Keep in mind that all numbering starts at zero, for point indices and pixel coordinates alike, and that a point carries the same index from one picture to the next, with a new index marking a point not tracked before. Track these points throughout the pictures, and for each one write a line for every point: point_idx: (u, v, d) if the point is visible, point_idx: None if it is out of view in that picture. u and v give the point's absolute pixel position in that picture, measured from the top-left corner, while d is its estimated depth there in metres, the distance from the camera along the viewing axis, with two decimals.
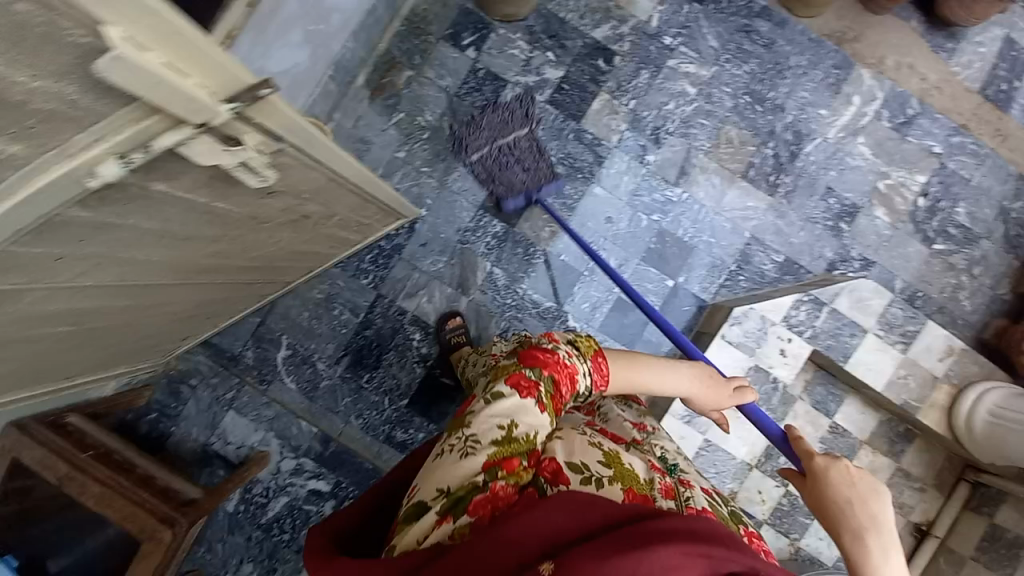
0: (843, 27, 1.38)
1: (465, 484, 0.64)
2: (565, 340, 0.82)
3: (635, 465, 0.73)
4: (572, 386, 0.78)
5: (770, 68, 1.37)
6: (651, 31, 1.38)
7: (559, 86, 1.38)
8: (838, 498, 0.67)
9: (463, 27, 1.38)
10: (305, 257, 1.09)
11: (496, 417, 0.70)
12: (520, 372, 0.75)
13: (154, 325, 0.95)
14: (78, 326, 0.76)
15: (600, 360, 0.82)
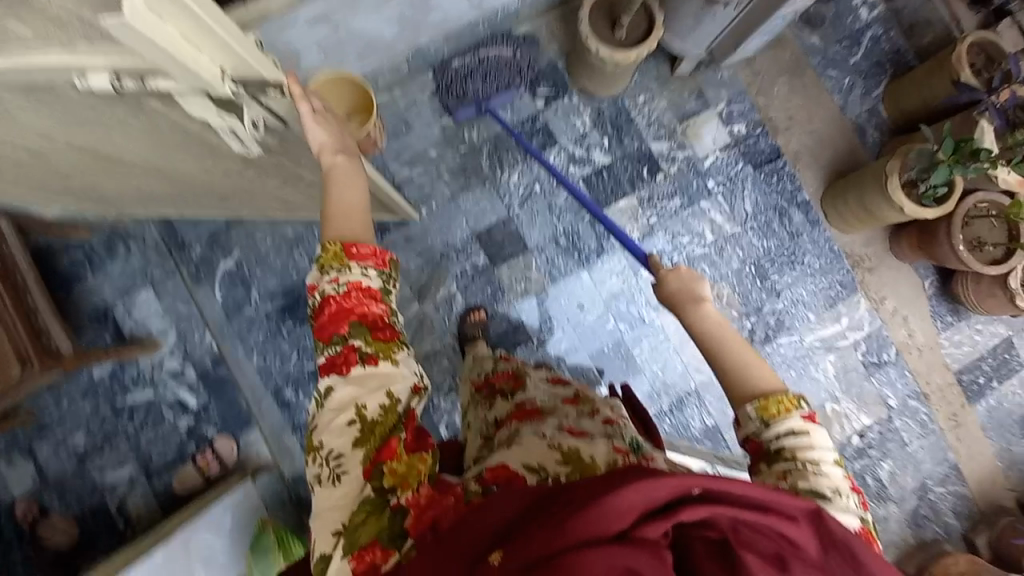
0: (864, 255, 1.43)
1: (359, 512, 0.62)
2: (319, 275, 0.72)
3: (593, 451, 0.70)
4: (377, 300, 0.72)
5: (784, 254, 1.42)
6: (701, 168, 1.44)
7: (598, 170, 1.43)
8: (678, 290, 0.84)
9: (544, 77, 1.44)
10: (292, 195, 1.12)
11: (342, 415, 0.66)
12: (331, 354, 0.69)
13: (117, 186, 0.96)
14: (33, 158, 0.75)
15: (356, 252, 0.72)
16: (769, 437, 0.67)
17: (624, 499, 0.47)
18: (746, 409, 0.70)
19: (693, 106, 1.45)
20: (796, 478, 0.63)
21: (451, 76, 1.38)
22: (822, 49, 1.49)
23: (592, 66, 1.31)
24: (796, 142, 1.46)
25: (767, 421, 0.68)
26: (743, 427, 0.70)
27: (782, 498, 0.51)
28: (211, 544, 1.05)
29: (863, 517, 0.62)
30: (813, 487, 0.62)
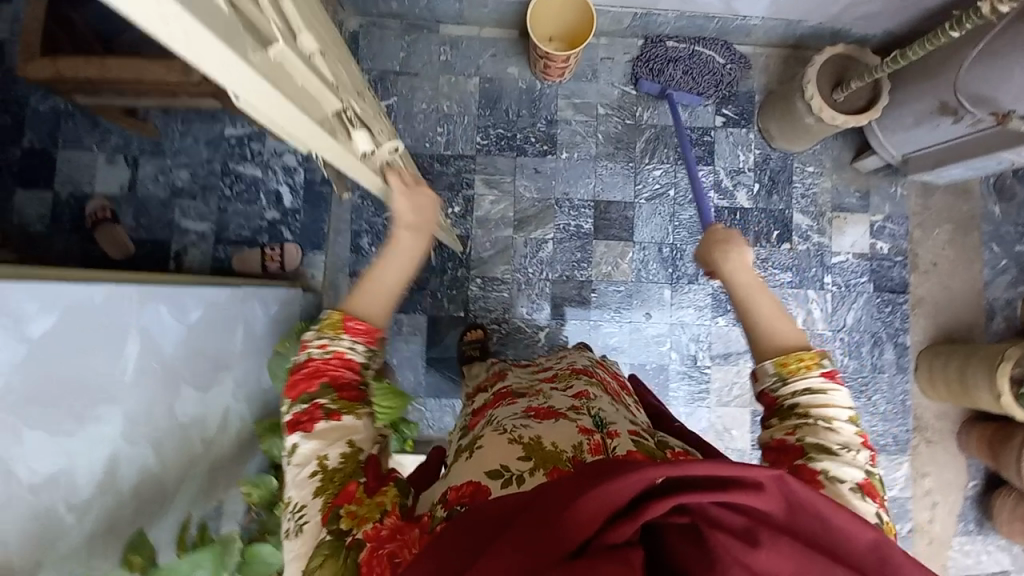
0: (930, 425, 1.39)
1: (323, 550, 0.58)
2: (308, 338, 0.70)
3: (556, 437, 0.65)
4: (354, 366, 0.69)
5: (857, 380, 1.39)
6: (827, 261, 1.42)
7: (733, 209, 1.43)
8: (721, 247, 0.80)
9: (736, 103, 1.44)
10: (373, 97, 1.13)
11: (303, 474, 0.63)
12: (292, 415, 0.66)
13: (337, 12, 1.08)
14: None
15: (351, 321, 0.70)
16: (785, 394, 0.68)
17: (588, 505, 0.44)
18: (765, 366, 0.70)
19: (853, 203, 1.43)
20: (804, 432, 0.63)
21: (662, 50, 1.39)
22: (998, 221, 1.44)
23: (794, 114, 1.29)
24: (927, 289, 1.43)
25: (784, 377, 0.68)
26: (761, 381, 0.70)
27: (750, 471, 0.46)
28: (255, 316, 1.07)
29: (870, 472, 0.61)
30: (820, 441, 0.62)
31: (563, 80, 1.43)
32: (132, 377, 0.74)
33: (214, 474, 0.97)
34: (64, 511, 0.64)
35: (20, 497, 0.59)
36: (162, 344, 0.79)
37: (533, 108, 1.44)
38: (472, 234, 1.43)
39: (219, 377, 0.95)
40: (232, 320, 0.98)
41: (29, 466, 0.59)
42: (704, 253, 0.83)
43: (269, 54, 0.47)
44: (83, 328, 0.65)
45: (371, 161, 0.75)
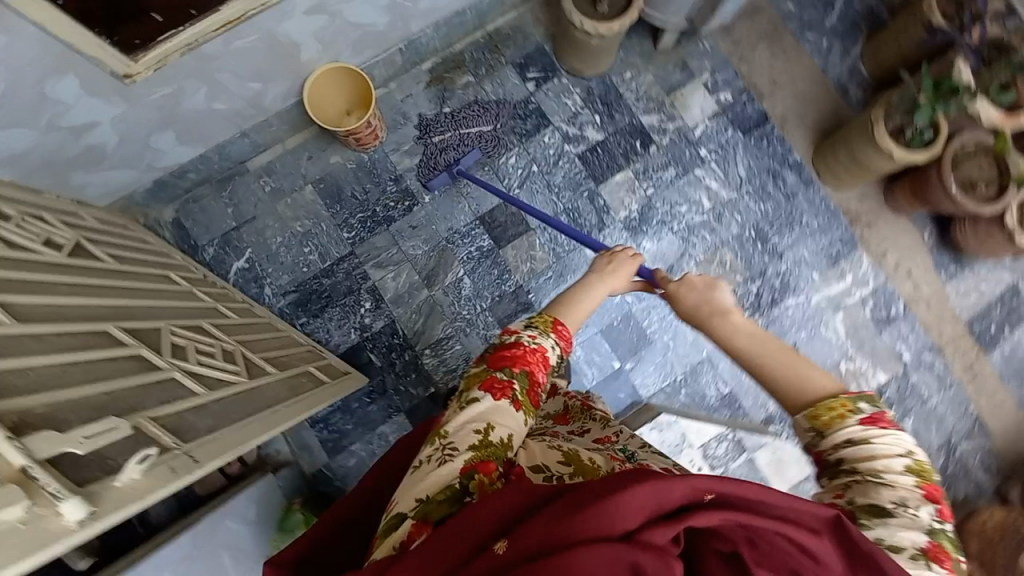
0: (862, 211, 1.46)
1: (442, 492, 0.63)
2: (523, 327, 0.81)
3: (594, 458, 0.76)
4: (544, 369, 0.78)
5: (782, 216, 1.44)
6: (693, 138, 1.47)
7: (593, 147, 1.47)
8: (696, 302, 0.81)
9: (534, 62, 1.49)
10: (182, 318, 0.98)
11: (472, 422, 0.69)
12: (492, 375, 0.74)
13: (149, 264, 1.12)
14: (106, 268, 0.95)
15: (561, 328, 0.82)
16: (827, 448, 0.64)
17: (635, 495, 0.47)
18: (800, 420, 0.66)
19: (680, 79, 1.50)
20: (852, 493, 0.60)
21: (432, 149, 1.44)
22: (797, 14, 1.54)
23: (580, 44, 1.35)
24: (783, 106, 1.50)
25: (823, 431, 0.64)
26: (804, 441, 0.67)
27: (804, 508, 0.51)
28: (237, 534, 1.04)
29: (934, 531, 0.56)
30: (873, 503, 0.58)
31: (382, 138, 1.44)
32: None
33: None
34: None
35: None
36: None
37: (374, 177, 1.44)
38: (396, 316, 1.41)
39: None
40: (212, 557, 0.97)
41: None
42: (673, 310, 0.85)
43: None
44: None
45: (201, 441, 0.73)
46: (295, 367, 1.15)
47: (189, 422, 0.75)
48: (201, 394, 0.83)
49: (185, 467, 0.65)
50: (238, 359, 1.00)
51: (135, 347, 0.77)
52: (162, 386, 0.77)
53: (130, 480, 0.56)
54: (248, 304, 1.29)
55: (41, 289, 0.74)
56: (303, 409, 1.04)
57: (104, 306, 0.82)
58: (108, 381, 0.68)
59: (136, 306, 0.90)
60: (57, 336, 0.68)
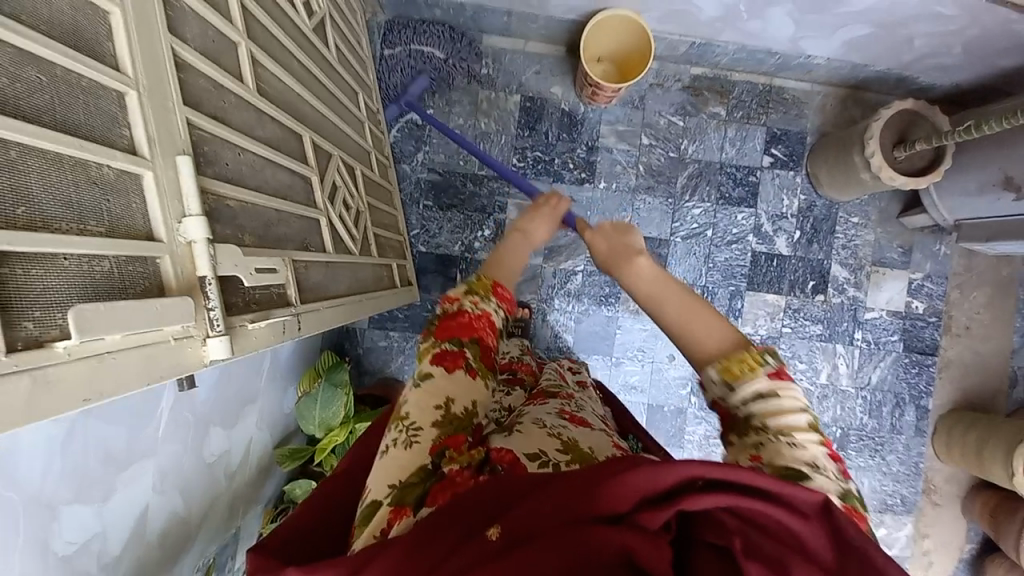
0: (939, 486, 1.40)
1: (414, 472, 0.63)
2: (461, 292, 0.76)
3: (591, 445, 0.70)
4: (492, 331, 0.75)
5: (874, 439, 1.39)
6: (860, 316, 1.39)
7: (771, 256, 1.39)
8: (609, 249, 0.73)
9: (786, 143, 1.39)
10: (347, 152, 0.95)
11: (428, 401, 0.67)
12: (441, 350, 0.71)
13: (350, 74, 1.07)
14: (324, 63, 0.91)
15: (501, 289, 0.79)
16: (737, 402, 0.57)
17: (619, 485, 0.44)
18: (707, 374, 0.58)
19: (893, 259, 1.39)
20: (770, 455, 0.53)
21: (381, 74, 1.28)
22: None
23: (850, 167, 1.24)
24: (957, 351, 1.40)
25: (732, 385, 0.57)
26: (709, 390, 0.60)
27: (793, 489, 0.44)
28: (284, 347, 1.05)
29: (848, 494, 0.51)
30: (789, 465, 0.51)
31: (608, 105, 1.37)
32: (165, 429, 0.73)
33: (235, 502, 0.97)
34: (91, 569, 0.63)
35: (56, 567, 0.58)
36: (192, 392, 0.78)
37: (574, 132, 1.38)
38: None
39: (245, 412, 0.95)
40: (258, 355, 0.96)
41: (65, 538, 0.59)
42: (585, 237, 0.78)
43: (70, 340, 0.32)
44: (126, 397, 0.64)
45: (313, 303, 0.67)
46: (387, 258, 1.10)
47: (310, 277, 0.69)
48: (329, 253, 0.77)
49: (291, 332, 0.59)
50: (361, 228, 0.93)
51: (310, 171, 0.73)
52: (310, 224, 0.71)
53: (260, 329, 0.51)
54: (388, 162, 1.27)
55: (280, 59, 0.71)
56: (377, 308, 0.99)
57: (308, 108, 0.79)
58: (281, 196, 0.64)
59: (325, 120, 0.86)
60: (272, 122, 0.65)
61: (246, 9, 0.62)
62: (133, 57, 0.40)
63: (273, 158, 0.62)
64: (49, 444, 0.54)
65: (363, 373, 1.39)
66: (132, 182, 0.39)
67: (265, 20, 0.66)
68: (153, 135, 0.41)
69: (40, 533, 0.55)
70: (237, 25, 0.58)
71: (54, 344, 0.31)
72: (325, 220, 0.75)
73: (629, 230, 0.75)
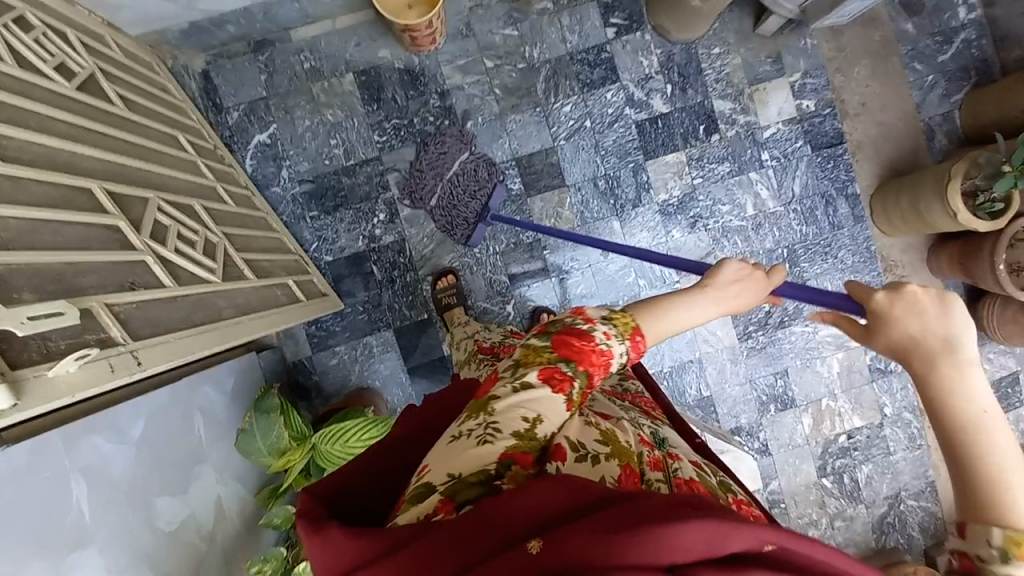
0: (899, 260, 1.41)
1: (474, 473, 0.57)
2: (601, 320, 0.72)
3: (626, 436, 0.70)
4: (608, 373, 0.71)
5: (820, 244, 1.39)
6: (759, 138, 1.38)
7: (654, 119, 1.38)
8: (913, 336, 0.55)
9: (622, 7, 1.37)
10: (178, 192, 0.94)
11: (522, 407, 0.63)
12: (555, 365, 0.67)
13: (159, 119, 1.05)
14: (114, 119, 0.89)
15: (640, 338, 0.71)
16: None
17: (694, 535, 0.43)
18: (990, 532, 0.47)
19: (768, 71, 1.38)
20: None
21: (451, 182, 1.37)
22: (913, 39, 1.40)
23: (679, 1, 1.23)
24: (863, 130, 1.40)
25: None
26: (967, 542, 0.48)
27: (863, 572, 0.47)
28: (212, 399, 1.04)
29: None
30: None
31: (439, 46, 1.34)
32: (93, 515, 0.72)
33: (229, 555, 0.99)
34: None
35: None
36: (112, 470, 0.77)
37: (419, 86, 1.35)
38: (407, 236, 1.37)
39: (196, 471, 0.95)
40: (184, 416, 0.95)
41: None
42: (868, 330, 0.58)
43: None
44: (16, 496, 0.63)
45: (156, 338, 0.69)
46: (276, 278, 1.10)
47: (147, 313, 0.70)
48: (170, 287, 0.77)
49: (126, 367, 0.62)
50: (220, 257, 0.93)
51: (115, 217, 0.73)
52: (130, 267, 0.72)
53: (65, 373, 0.53)
54: (249, 191, 1.25)
55: (34, 124, 0.69)
56: (275, 328, 1.00)
57: (98, 161, 0.77)
58: (74, 249, 0.64)
59: (133, 170, 0.85)
60: (38, 185, 0.65)
61: None
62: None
63: (48, 217, 0.63)
64: None
65: (329, 396, 1.38)
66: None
67: None
68: None
69: None
70: None
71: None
72: (151, 258, 0.75)
73: (955, 309, 0.54)
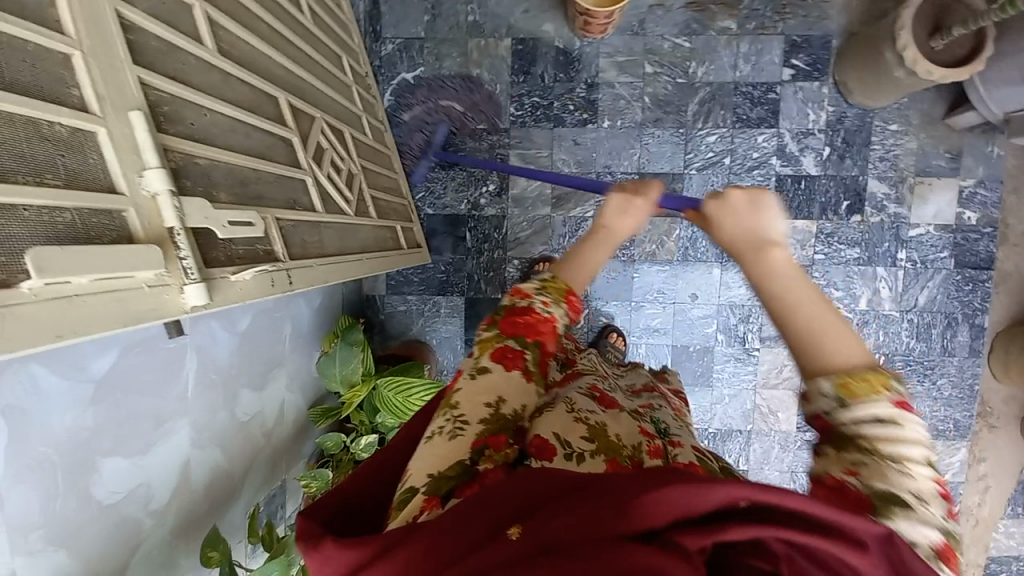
0: (998, 409, 1.30)
1: (451, 465, 0.54)
2: (536, 289, 0.68)
3: (621, 429, 0.63)
4: (557, 339, 0.67)
5: (921, 364, 1.29)
6: (903, 235, 1.27)
7: (797, 179, 1.29)
8: (735, 229, 0.58)
9: (809, 50, 1.26)
10: (334, 115, 0.95)
11: (484, 394, 0.59)
12: (502, 345, 0.63)
13: (330, 34, 1.06)
14: (300, 24, 0.90)
15: (575, 298, 0.69)
16: (845, 420, 0.47)
17: (657, 496, 0.39)
18: (822, 384, 0.48)
19: (942, 166, 1.25)
20: (871, 474, 0.45)
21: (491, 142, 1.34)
22: None
23: (879, 66, 1.11)
24: (1018, 262, 1.26)
25: (847, 403, 0.47)
26: (812, 402, 0.49)
27: (855, 519, 0.39)
28: (302, 313, 1.11)
29: (947, 530, 0.44)
30: (891, 490, 0.44)
31: (605, 36, 1.28)
32: (193, 392, 0.80)
33: (277, 458, 1.06)
34: (143, 513, 0.72)
35: (103, 513, 0.67)
36: (217, 356, 0.84)
37: (570, 71, 1.30)
38: (509, 214, 1.37)
39: (274, 374, 1.02)
40: (279, 321, 1.02)
41: (105, 491, 0.66)
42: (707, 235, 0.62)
43: (34, 280, 0.37)
44: (145, 360, 0.70)
45: (297, 255, 0.70)
46: (389, 221, 1.12)
47: (299, 235, 0.73)
48: (319, 212, 0.80)
49: (282, 285, 0.64)
50: (356, 190, 0.95)
51: (291, 133, 0.76)
52: (293, 183, 0.75)
53: (242, 280, 0.56)
54: (383, 127, 1.25)
55: (247, 22, 0.71)
56: (381, 270, 1.02)
57: (285, 72, 0.80)
58: (258, 156, 0.67)
59: (305, 84, 0.86)
60: (241, 85, 0.67)
61: None
62: (75, 17, 0.44)
63: (246, 119, 0.66)
64: (80, 402, 0.62)
65: (387, 339, 1.44)
66: (87, 138, 0.44)
67: None
68: (103, 93, 0.46)
69: (87, 482, 0.64)
70: None
71: (19, 285, 0.37)
72: (310, 179, 0.78)
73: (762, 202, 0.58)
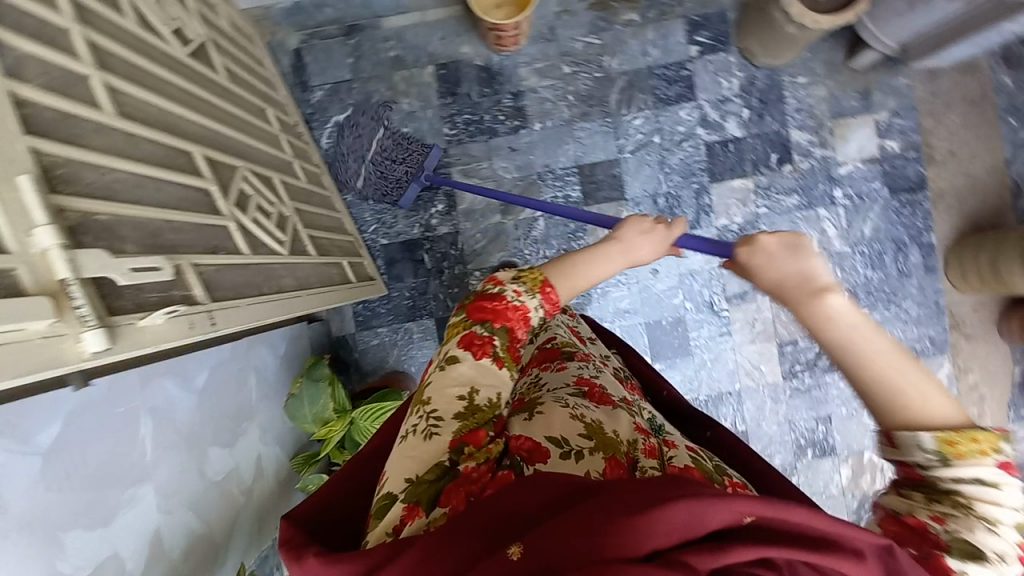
0: (967, 318, 1.33)
1: (432, 469, 0.58)
2: (508, 280, 0.71)
3: (617, 425, 0.64)
4: (528, 327, 0.70)
5: (883, 291, 1.33)
6: (834, 174, 1.33)
7: (725, 142, 1.35)
8: (787, 278, 0.66)
9: (709, 25, 1.35)
10: (259, 163, 0.99)
11: (455, 386, 0.64)
12: (471, 331, 0.67)
13: (250, 90, 1.10)
14: (212, 84, 0.94)
15: (549, 289, 0.71)
16: (940, 475, 0.54)
17: (665, 520, 0.42)
18: (921, 440, 0.54)
19: (854, 106, 1.33)
20: (955, 524, 0.52)
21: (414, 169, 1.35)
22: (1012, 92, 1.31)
23: (772, 27, 1.20)
24: (947, 179, 1.33)
25: (947, 458, 0.54)
26: (903, 452, 0.56)
27: (851, 533, 0.46)
28: (265, 361, 1.11)
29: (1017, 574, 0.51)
30: (977, 545, 0.50)
31: (520, 47, 1.36)
32: (154, 454, 0.78)
33: (262, 513, 1.03)
34: None
35: None
36: (175, 415, 0.83)
37: (495, 85, 1.38)
38: (461, 229, 1.41)
39: (243, 428, 1.01)
40: (240, 371, 1.02)
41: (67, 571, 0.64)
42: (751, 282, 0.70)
43: None
44: (94, 427, 0.69)
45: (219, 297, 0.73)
46: (333, 257, 1.14)
47: (223, 279, 0.75)
48: (245, 254, 0.82)
49: (202, 327, 0.66)
50: (289, 230, 0.98)
51: (208, 182, 0.78)
52: (214, 230, 0.77)
53: (153, 324, 0.57)
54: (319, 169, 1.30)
55: (151, 85, 0.75)
56: (323, 305, 1.04)
57: (200, 127, 0.83)
58: (171, 209, 0.69)
59: (224, 136, 0.90)
60: (149, 143, 0.70)
61: (96, 44, 0.67)
62: None
63: (153, 172, 0.68)
64: (26, 477, 0.60)
65: (367, 373, 1.44)
66: None
67: (121, 51, 0.70)
68: None
69: (44, 561, 0.62)
70: (83, 58, 0.63)
71: None
72: (233, 225, 0.81)
73: (800, 245, 0.67)
